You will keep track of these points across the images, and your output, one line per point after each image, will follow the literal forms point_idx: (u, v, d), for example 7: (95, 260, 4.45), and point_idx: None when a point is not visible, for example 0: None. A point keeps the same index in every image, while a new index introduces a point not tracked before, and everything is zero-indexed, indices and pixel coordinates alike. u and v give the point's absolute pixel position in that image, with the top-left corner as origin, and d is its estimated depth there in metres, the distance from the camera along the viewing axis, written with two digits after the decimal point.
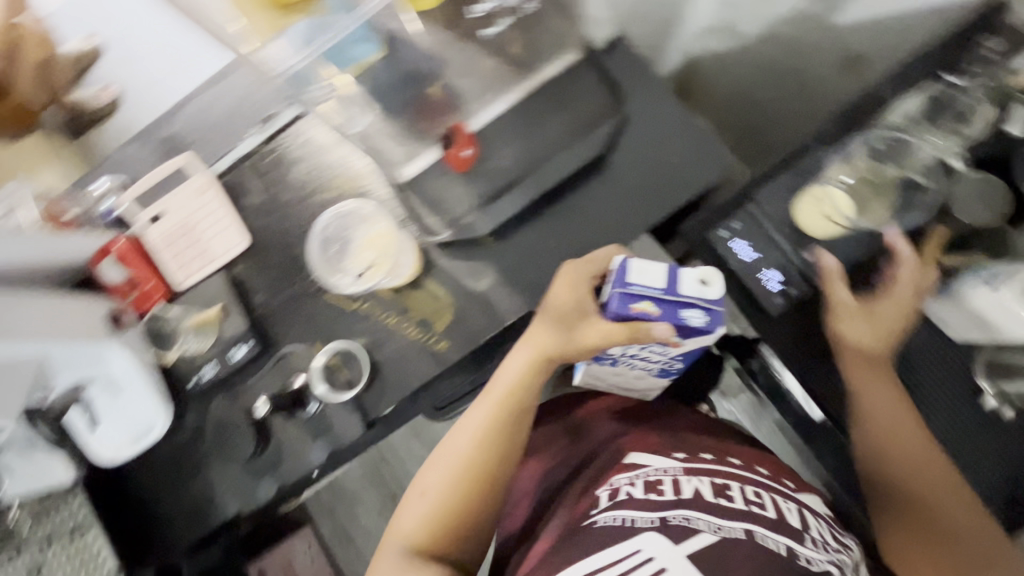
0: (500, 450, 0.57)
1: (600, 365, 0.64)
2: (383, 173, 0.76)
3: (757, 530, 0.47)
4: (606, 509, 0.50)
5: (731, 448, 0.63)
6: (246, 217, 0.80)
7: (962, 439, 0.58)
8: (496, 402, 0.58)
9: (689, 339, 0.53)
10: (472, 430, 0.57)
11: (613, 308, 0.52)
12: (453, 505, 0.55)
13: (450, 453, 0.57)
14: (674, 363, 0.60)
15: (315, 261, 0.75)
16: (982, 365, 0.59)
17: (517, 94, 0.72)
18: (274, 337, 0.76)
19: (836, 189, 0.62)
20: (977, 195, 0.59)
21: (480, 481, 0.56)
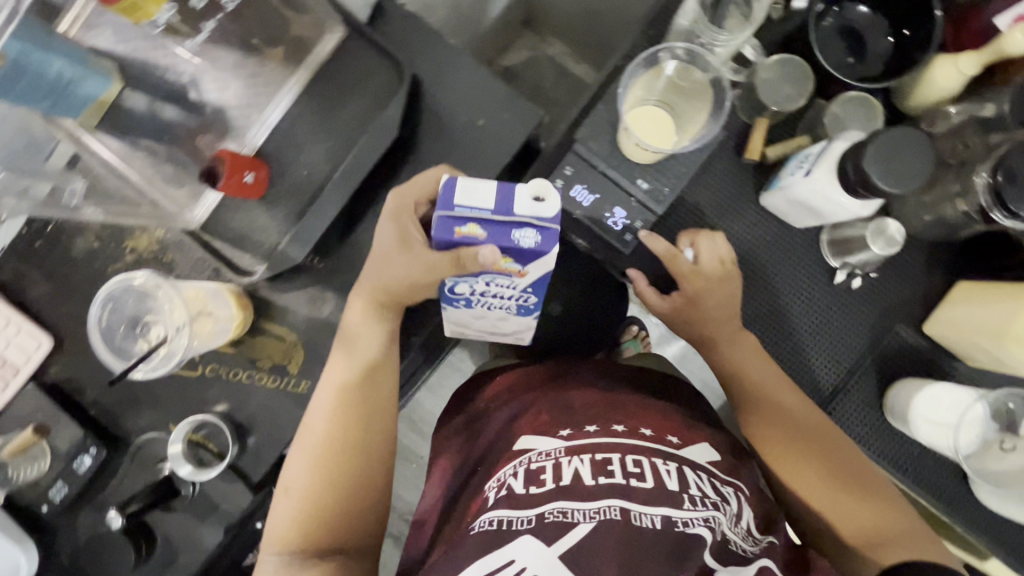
0: (360, 422, 0.58)
1: (456, 303, 0.57)
2: (170, 224, 0.66)
3: (632, 508, 0.51)
4: (486, 514, 0.53)
5: (620, 409, 0.65)
6: (40, 311, 0.67)
7: (823, 313, 0.65)
8: (343, 380, 0.59)
9: (531, 268, 0.44)
10: (324, 405, 0.58)
11: (435, 234, 0.42)
12: (324, 491, 0.54)
13: (307, 441, 0.56)
14: (527, 296, 0.52)
15: (107, 355, 0.64)
16: (827, 238, 0.65)
17: (297, 90, 0.65)
18: (123, 430, 0.67)
19: (645, 115, 0.62)
20: (781, 77, 0.62)
21: (349, 462, 0.56)
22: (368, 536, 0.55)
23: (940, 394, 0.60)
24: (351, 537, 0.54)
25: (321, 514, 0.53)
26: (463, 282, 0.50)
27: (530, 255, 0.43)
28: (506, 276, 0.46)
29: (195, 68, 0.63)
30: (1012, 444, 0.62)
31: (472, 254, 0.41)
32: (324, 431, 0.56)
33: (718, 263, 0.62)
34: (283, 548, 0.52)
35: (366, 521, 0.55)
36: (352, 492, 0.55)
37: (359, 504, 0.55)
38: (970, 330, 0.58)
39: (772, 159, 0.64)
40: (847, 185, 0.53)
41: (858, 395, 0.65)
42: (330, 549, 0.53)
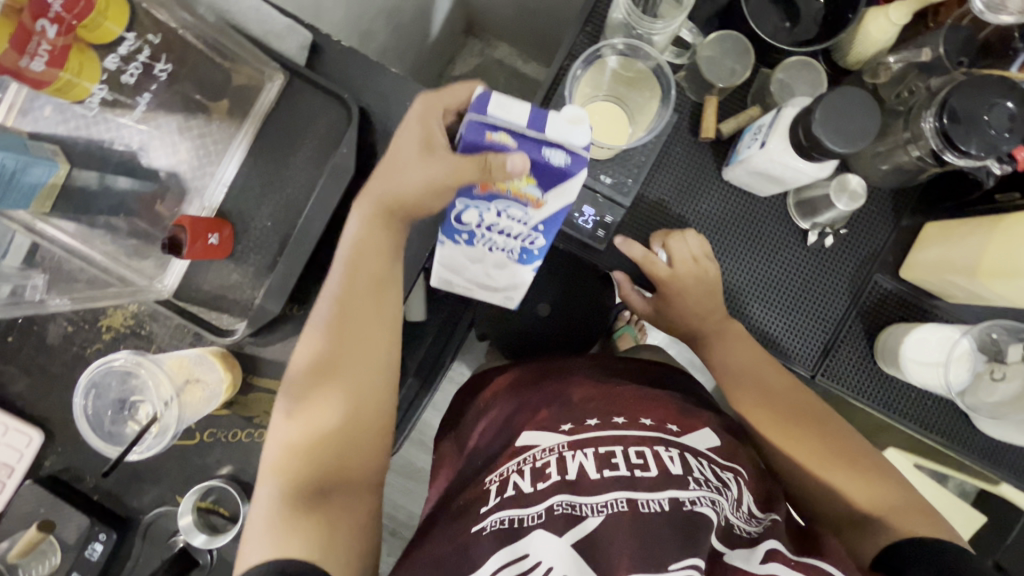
0: (361, 343, 0.58)
1: (456, 237, 0.58)
2: (142, 295, 0.64)
3: (637, 498, 0.53)
4: (495, 512, 0.54)
5: (620, 399, 0.66)
6: (24, 405, 0.65)
7: (801, 269, 0.66)
8: (343, 301, 0.58)
9: (549, 196, 0.49)
10: (314, 351, 0.57)
11: (466, 137, 0.46)
12: (326, 415, 0.55)
13: (305, 364, 0.57)
14: (532, 237, 0.55)
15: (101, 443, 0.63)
16: (793, 200, 0.66)
17: (248, 144, 0.64)
18: (129, 511, 0.66)
19: (598, 108, 0.63)
20: (721, 52, 0.63)
21: (350, 386, 0.56)
22: (368, 462, 0.56)
23: (925, 334, 0.61)
24: (354, 463, 0.55)
25: (324, 437, 0.54)
26: (480, 209, 0.53)
27: (550, 180, 0.47)
28: (522, 204, 0.51)
29: (142, 136, 0.62)
30: (1002, 373, 0.62)
31: (501, 162, 0.45)
32: (319, 354, 0.57)
33: (684, 257, 0.63)
34: (287, 473, 0.52)
35: (369, 446, 0.56)
36: (353, 417, 0.55)
37: (363, 425, 0.56)
38: (943, 267, 0.59)
39: (727, 135, 0.64)
40: (801, 153, 0.53)
41: (846, 352, 0.66)
42: (333, 476, 0.53)
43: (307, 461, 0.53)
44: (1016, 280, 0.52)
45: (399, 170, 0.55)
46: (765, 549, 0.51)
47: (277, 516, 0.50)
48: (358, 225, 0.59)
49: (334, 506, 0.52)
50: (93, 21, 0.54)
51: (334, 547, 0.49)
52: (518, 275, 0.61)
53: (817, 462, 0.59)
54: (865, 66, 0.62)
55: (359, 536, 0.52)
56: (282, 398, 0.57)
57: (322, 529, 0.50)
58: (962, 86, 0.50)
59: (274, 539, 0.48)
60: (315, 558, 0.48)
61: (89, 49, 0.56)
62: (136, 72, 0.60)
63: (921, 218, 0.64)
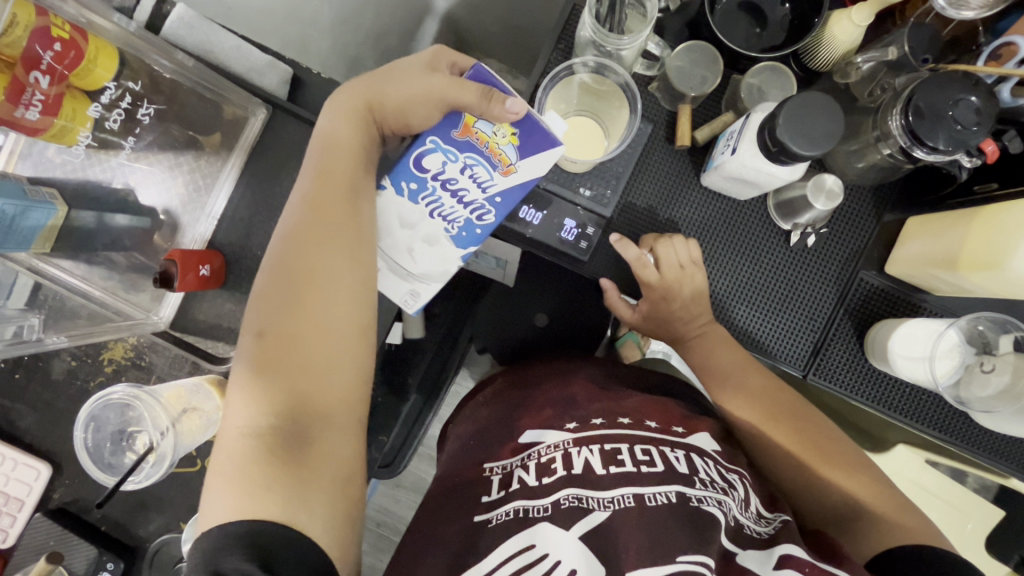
0: (325, 264, 0.53)
1: (402, 186, 0.59)
2: (141, 326, 0.66)
3: (644, 492, 0.53)
4: (502, 504, 0.55)
5: (625, 402, 0.67)
6: (33, 440, 0.67)
7: (789, 262, 0.66)
8: (307, 223, 0.54)
9: (521, 165, 0.56)
10: (274, 267, 0.53)
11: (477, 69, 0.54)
12: (290, 342, 0.50)
13: (267, 290, 0.52)
14: (482, 209, 0.58)
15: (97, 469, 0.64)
16: (772, 202, 0.66)
17: (236, 175, 0.66)
18: (136, 539, 0.67)
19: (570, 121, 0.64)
20: (689, 62, 0.64)
21: (319, 310, 0.51)
22: (343, 391, 0.50)
23: (913, 329, 0.60)
24: (326, 391, 0.49)
25: (290, 367, 0.49)
26: (447, 158, 0.57)
27: (529, 147, 0.55)
28: (491, 166, 0.56)
29: (139, 175, 0.66)
30: (991, 364, 0.62)
31: (502, 97, 0.51)
32: (286, 273, 0.52)
33: (680, 268, 0.64)
34: (253, 410, 0.48)
35: (343, 373, 0.51)
36: (323, 344, 0.50)
37: (335, 350, 0.51)
38: (927, 262, 0.58)
39: (701, 142, 0.65)
40: (769, 158, 0.54)
41: (839, 348, 0.66)
42: (305, 408, 0.48)
43: (274, 396, 0.48)
44: (996, 273, 0.52)
45: (394, 78, 0.58)
46: (778, 554, 0.51)
47: (243, 461, 0.45)
48: (323, 145, 0.57)
49: (306, 444, 0.47)
50: (85, 69, 0.57)
51: (307, 493, 0.45)
52: (445, 254, 0.60)
53: (826, 466, 0.62)
54: (835, 67, 0.63)
55: (336, 480, 0.47)
56: (247, 327, 0.52)
57: (294, 475, 0.45)
58: (924, 83, 0.50)
59: (241, 489, 0.44)
60: (286, 510, 0.43)
61: (81, 96, 0.58)
62: (120, 117, 0.63)
63: (902, 215, 0.64)
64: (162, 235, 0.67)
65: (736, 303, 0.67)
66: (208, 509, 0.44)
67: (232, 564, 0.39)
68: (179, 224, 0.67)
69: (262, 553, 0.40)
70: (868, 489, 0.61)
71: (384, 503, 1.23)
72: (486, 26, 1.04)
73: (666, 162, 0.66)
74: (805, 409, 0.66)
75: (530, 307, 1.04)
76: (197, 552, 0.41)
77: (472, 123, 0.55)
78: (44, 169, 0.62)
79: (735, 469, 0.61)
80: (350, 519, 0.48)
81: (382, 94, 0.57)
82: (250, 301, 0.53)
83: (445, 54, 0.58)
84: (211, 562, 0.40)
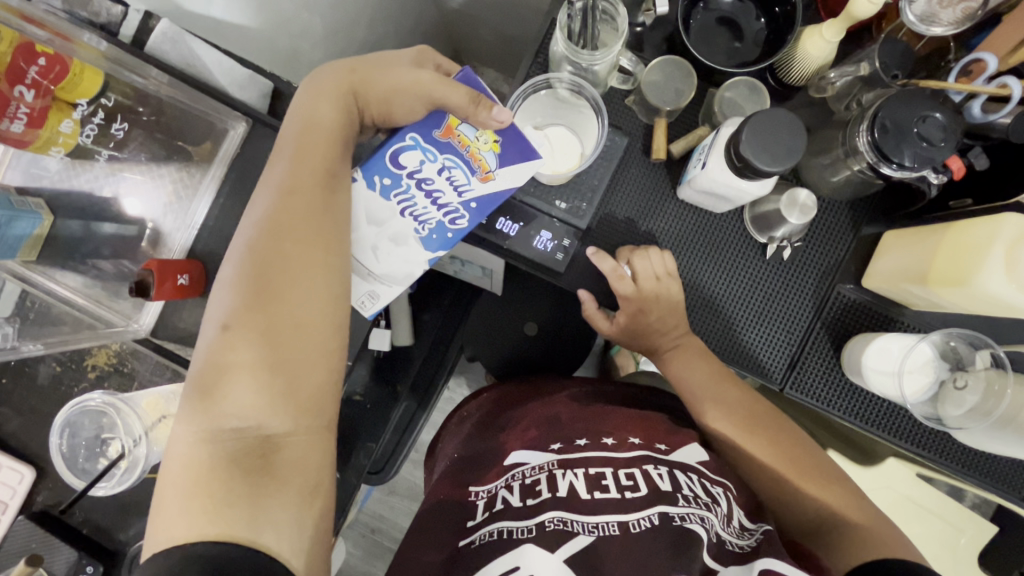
0: (297, 255, 0.50)
1: (374, 179, 0.56)
2: (124, 333, 0.68)
3: (628, 519, 0.52)
4: (486, 525, 0.54)
5: (608, 419, 0.66)
6: (17, 445, 0.68)
7: (768, 274, 0.65)
8: (279, 212, 0.51)
9: (500, 172, 0.55)
10: (242, 255, 0.50)
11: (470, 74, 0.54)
12: (258, 342, 0.48)
13: (235, 282, 0.49)
14: (457, 214, 0.57)
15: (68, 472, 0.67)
16: (748, 215, 0.65)
17: (217, 186, 0.68)
18: (116, 543, 0.68)
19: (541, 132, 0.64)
20: (664, 76, 0.64)
21: (291, 304, 0.49)
22: (315, 394, 0.49)
23: (886, 343, 0.61)
24: (295, 396, 0.48)
25: (256, 370, 0.47)
26: (425, 157, 0.55)
27: (510, 156, 0.55)
28: (470, 170, 0.55)
29: (127, 184, 0.67)
30: (964, 381, 0.63)
31: (489, 105, 0.51)
32: (256, 261, 0.50)
33: (656, 281, 0.63)
34: (213, 415, 0.46)
35: (315, 375, 0.49)
36: (293, 346, 0.49)
37: (307, 352, 0.49)
38: (901, 276, 0.58)
39: (677, 155, 0.65)
40: (738, 172, 0.54)
41: (813, 362, 0.65)
42: (272, 414, 0.47)
43: (238, 401, 0.46)
44: (962, 290, 0.52)
45: (383, 66, 0.55)
46: (758, 568, 0.50)
47: (202, 472, 0.44)
48: (302, 128, 0.54)
49: (272, 455, 0.46)
50: (70, 83, 0.59)
51: (270, 504, 0.44)
52: (411, 257, 0.58)
53: (809, 484, 0.61)
54: (810, 82, 0.64)
55: (303, 491, 0.46)
56: (211, 320, 0.49)
57: (257, 487, 0.44)
58: (890, 99, 0.51)
59: (200, 497, 0.43)
60: (248, 528, 0.42)
61: (65, 108, 0.61)
62: (93, 133, 0.64)
63: (879, 227, 0.63)
64: (144, 244, 0.68)
65: (717, 314, 0.67)
66: (160, 524, 0.42)
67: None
68: (160, 234, 0.68)
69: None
70: (846, 501, 0.60)
71: (377, 509, 1.23)
72: (477, 38, 1.05)
73: (642, 175, 0.66)
74: (787, 425, 0.66)
75: (518, 317, 1.04)
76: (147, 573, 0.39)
77: (456, 125, 0.54)
78: (34, 179, 0.64)
79: (719, 482, 0.60)
80: (318, 532, 0.47)
81: (369, 81, 0.54)
82: (215, 291, 0.51)
83: (427, 56, 0.57)
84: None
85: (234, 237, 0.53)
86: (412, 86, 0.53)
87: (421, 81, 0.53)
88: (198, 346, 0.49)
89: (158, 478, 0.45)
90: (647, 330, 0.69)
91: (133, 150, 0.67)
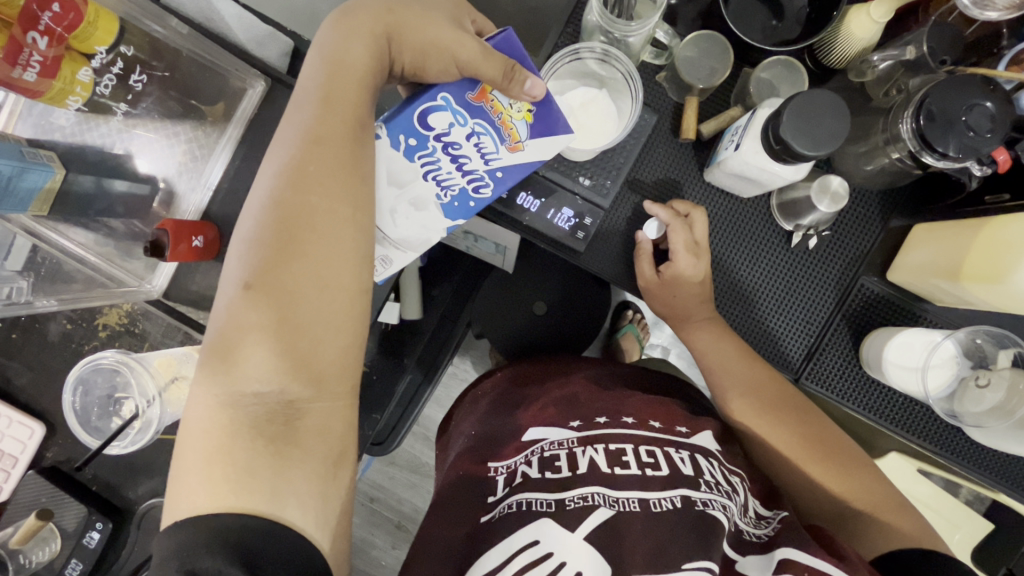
0: (321, 215, 0.48)
1: (398, 138, 0.53)
2: (135, 292, 0.67)
3: (650, 498, 0.53)
4: (506, 498, 0.54)
5: (627, 402, 0.65)
6: (29, 400, 0.68)
7: (798, 259, 0.64)
8: (304, 160, 0.48)
9: (529, 144, 0.54)
10: (262, 207, 0.48)
11: (511, 34, 0.51)
12: (281, 301, 0.46)
13: (256, 239, 0.47)
14: (480, 181, 0.56)
15: (78, 428, 0.67)
16: (776, 202, 0.63)
17: (232, 147, 0.66)
18: (127, 501, 0.68)
19: (574, 96, 0.61)
20: (699, 52, 0.62)
21: (313, 266, 0.47)
22: (337, 359, 0.48)
23: (909, 339, 0.60)
24: (320, 360, 0.47)
25: (278, 332, 0.46)
26: (454, 120, 0.53)
27: (542, 127, 0.54)
28: (498, 139, 0.54)
29: (140, 142, 0.66)
30: (986, 379, 0.64)
31: (522, 78, 0.49)
32: (279, 215, 0.47)
33: (677, 269, 0.64)
34: (233, 379, 0.45)
35: (339, 341, 0.48)
36: (317, 306, 0.47)
37: (330, 314, 0.48)
38: (932, 271, 0.56)
39: (706, 136, 0.63)
40: (772, 156, 0.53)
41: (834, 354, 0.64)
42: (295, 378, 0.46)
43: (260, 364, 0.45)
44: (1000, 287, 0.51)
45: (426, 16, 0.51)
46: (777, 558, 0.50)
47: (223, 437, 0.44)
48: (331, 66, 0.50)
49: (295, 422, 0.46)
50: (84, 31, 0.56)
51: (293, 474, 0.44)
52: (430, 224, 0.56)
53: (825, 474, 0.62)
54: (850, 64, 0.61)
55: (324, 462, 0.46)
56: (229, 276, 0.47)
57: (282, 457, 0.44)
58: (940, 85, 0.49)
59: (225, 467, 0.43)
60: (271, 502, 0.42)
61: (79, 58, 0.58)
62: (111, 83, 0.62)
63: (908, 221, 0.62)
64: (158, 205, 0.67)
65: (743, 297, 0.65)
66: (183, 491, 0.43)
67: (211, 564, 0.39)
68: (173, 193, 0.67)
69: (245, 556, 0.39)
70: (865, 492, 0.60)
71: (377, 479, 1.24)
72: None
73: (671, 155, 0.65)
74: (811, 411, 0.65)
75: (528, 295, 1.02)
76: (170, 544, 0.40)
77: (489, 90, 0.52)
78: (44, 131, 0.62)
79: (737, 471, 0.60)
80: (341, 500, 0.47)
81: (409, 28, 0.51)
82: (234, 246, 0.49)
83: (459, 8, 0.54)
84: (187, 559, 0.39)
85: (252, 188, 0.50)
86: (454, 48, 0.50)
87: (460, 36, 0.49)
88: (217, 304, 0.47)
89: (179, 436, 0.45)
90: (669, 312, 0.68)
91: (146, 107, 0.66)
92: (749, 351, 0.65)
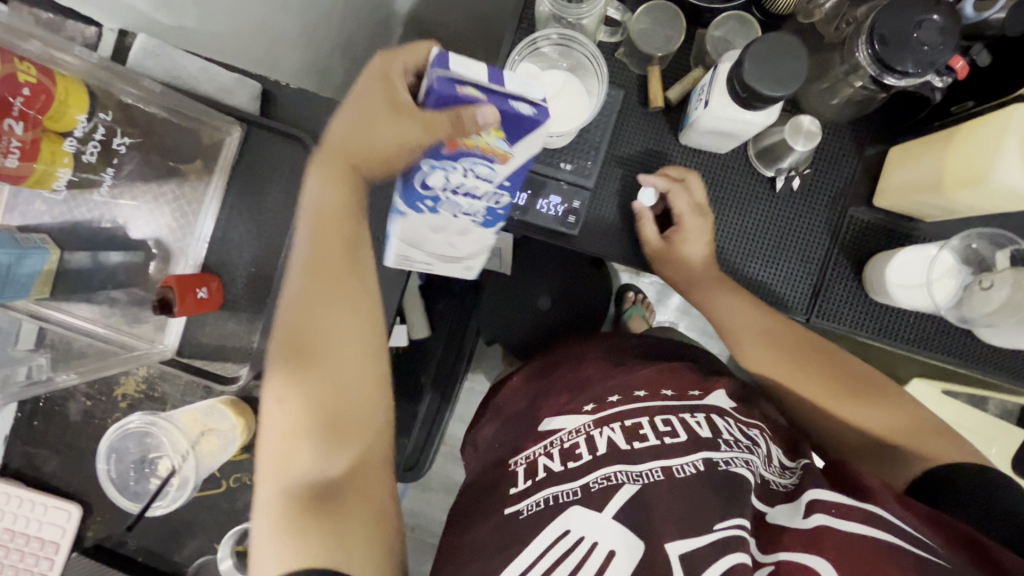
0: (335, 300, 0.54)
1: (417, 207, 0.51)
2: (147, 357, 0.67)
3: (671, 465, 0.53)
4: (532, 493, 0.54)
5: (637, 375, 0.66)
6: (60, 483, 0.68)
7: (784, 204, 0.65)
8: (311, 255, 0.55)
9: (518, 149, 0.46)
10: (285, 313, 0.54)
11: (437, 89, 0.43)
12: (315, 386, 0.51)
13: (286, 339, 0.53)
14: (500, 196, 0.50)
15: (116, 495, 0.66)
16: (754, 147, 0.65)
17: (220, 197, 0.68)
18: (174, 564, 0.68)
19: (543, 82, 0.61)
20: (652, 22, 0.64)
21: (337, 350, 0.53)
22: (372, 430, 0.53)
23: (907, 257, 0.61)
24: (357, 433, 0.51)
25: (317, 414, 0.50)
26: (446, 172, 0.47)
27: (517, 132, 0.44)
28: (490, 161, 0.46)
29: (126, 211, 0.67)
30: (990, 281, 0.64)
31: (472, 113, 0.42)
32: (300, 312, 0.53)
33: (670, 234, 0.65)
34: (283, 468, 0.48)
35: (372, 413, 0.53)
36: (347, 383, 0.52)
37: (359, 389, 0.53)
38: (914, 190, 0.58)
39: (675, 101, 0.65)
40: (741, 105, 0.54)
41: (837, 288, 0.65)
42: (337, 452, 0.50)
43: (302, 444, 0.49)
44: (979, 188, 0.52)
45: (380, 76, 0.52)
46: (805, 502, 0.51)
47: (281, 520, 0.46)
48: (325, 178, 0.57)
49: (343, 492, 0.48)
50: (57, 111, 0.57)
51: (349, 535, 0.46)
52: (483, 238, 0.56)
53: (843, 408, 0.63)
54: (797, 8, 0.63)
55: (377, 524, 0.49)
56: (269, 384, 0.53)
57: (337, 522, 0.46)
58: (886, 10, 0.51)
59: (287, 542, 0.44)
60: (334, 558, 0.44)
61: (57, 137, 0.59)
62: (95, 150, 0.63)
63: (883, 146, 0.64)
64: (156, 268, 0.68)
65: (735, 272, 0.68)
66: None
67: None
68: (168, 254, 0.68)
69: None
70: (885, 420, 0.61)
71: (416, 506, 1.23)
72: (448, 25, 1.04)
73: (646, 126, 0.66)
74: (823, 351, 0.66)
75: (532, 292, 1.02)
76: None
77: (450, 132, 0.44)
78: (31, 217, 0.62)
79: (755, 424, 0.61)
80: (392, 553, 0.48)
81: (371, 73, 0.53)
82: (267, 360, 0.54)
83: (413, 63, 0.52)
84: None
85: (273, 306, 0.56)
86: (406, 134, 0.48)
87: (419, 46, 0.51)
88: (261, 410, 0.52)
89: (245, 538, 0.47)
90: (670, 278, 0.70)
91: (130, 171, 0.66)
92: (747, 304, 0.65)
